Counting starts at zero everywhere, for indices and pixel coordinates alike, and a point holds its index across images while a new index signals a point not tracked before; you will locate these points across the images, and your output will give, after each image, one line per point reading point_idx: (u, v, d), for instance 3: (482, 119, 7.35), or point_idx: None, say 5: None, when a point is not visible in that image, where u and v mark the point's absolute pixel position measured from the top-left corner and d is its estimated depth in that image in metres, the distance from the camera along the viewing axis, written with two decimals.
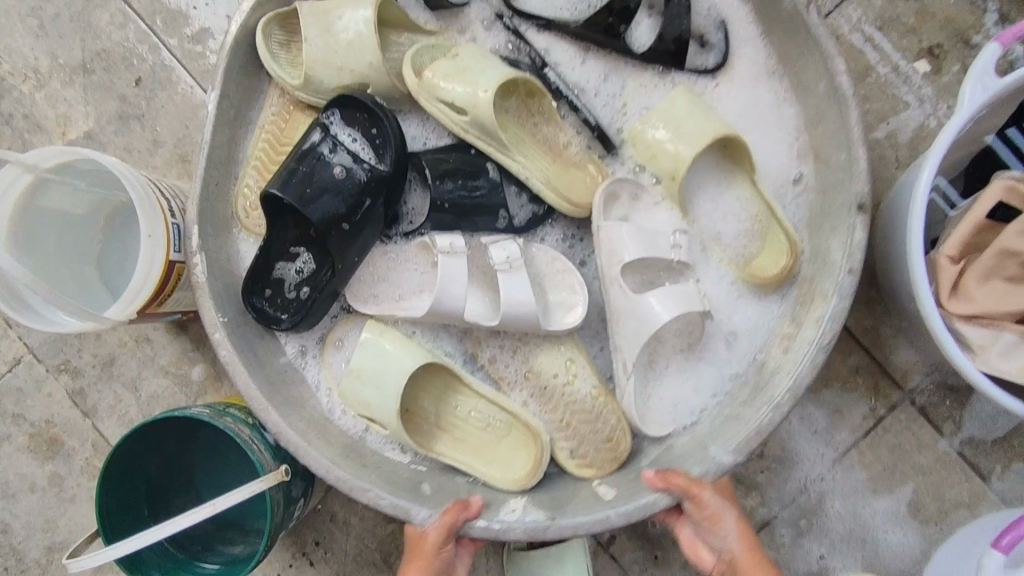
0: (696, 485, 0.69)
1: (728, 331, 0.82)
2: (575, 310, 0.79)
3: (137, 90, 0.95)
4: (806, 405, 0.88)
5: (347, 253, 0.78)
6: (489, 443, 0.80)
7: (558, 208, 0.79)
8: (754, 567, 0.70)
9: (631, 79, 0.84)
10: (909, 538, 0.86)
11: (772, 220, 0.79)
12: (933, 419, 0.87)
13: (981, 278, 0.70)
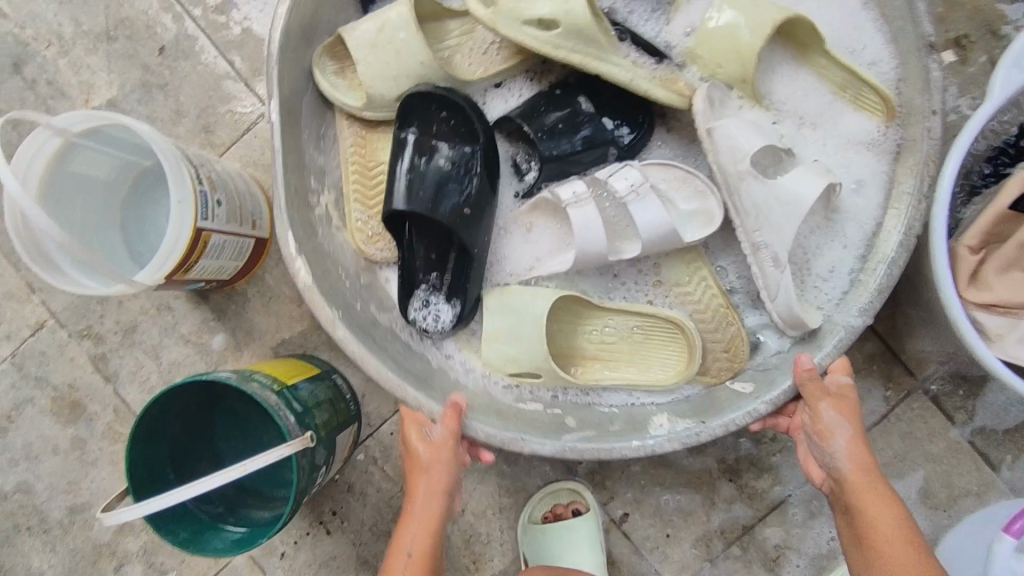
0: (813, 396, 0.69)
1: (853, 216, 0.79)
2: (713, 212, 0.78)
3: (160, 59, 0.95)
4: None
5: (479, 234, 0.80)
6: (639, 352, 0.83)
7: (673, 105, 0.77)
8: (866, 489, 0.66)
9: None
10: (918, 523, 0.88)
11: (858, 78, 0.78)
12: (946, 408, 0.88)
13: (1000, 268, 0.70)
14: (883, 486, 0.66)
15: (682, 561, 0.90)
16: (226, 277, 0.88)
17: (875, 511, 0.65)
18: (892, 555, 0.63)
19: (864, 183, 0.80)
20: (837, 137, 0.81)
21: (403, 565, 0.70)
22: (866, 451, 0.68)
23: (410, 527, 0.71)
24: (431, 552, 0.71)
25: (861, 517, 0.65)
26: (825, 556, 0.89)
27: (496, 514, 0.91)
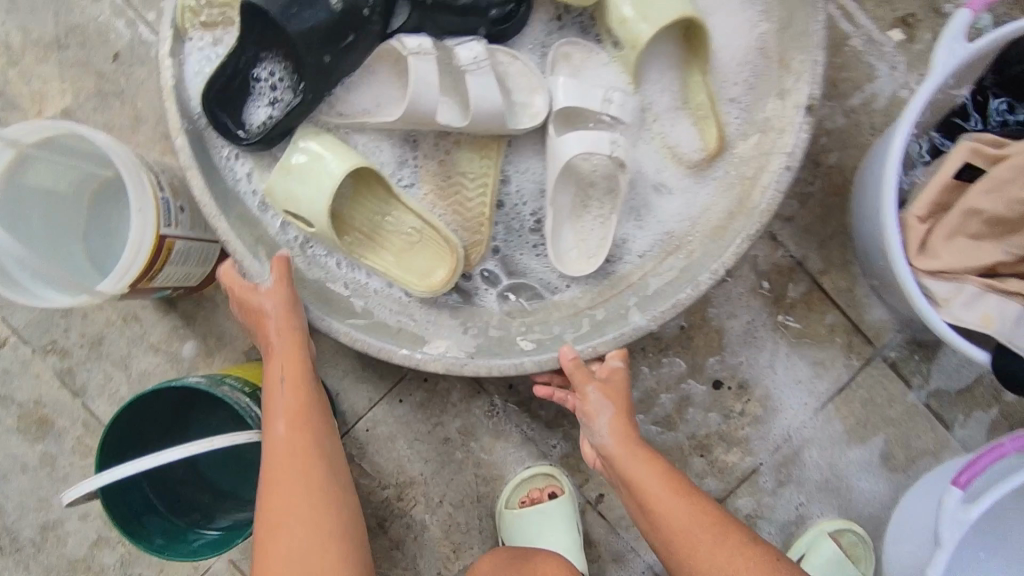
0: (581, 379, 0.72)
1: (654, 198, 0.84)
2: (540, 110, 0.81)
3: (115, 66, 0.94)
4: (789, 356, 0.92)
5: (328, 75, 0.78)
6: (408, 249, 0.82)
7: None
8: (628, 457, 0.71)
9: None
10: (881, 486, 0.91)
11: (711, 104, 0.82)
12: (903, 373, 0.92)
13: (947, 236, 0.74)
14: (640, 447, 0.72)
15: None
16: (193, 284, 0.88)
17: (642, 476, 0.70)
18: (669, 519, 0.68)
19: (664, 185, 0.84)
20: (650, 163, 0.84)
21: (281, 398, 0.71)
22: (629, 423, 0.74)
23: (278, 383, 0.71)
24: (303, 385, 0.72)
25: (628, 478, 0.71)
26: (795, 522, 0.92)
27: (475, 503, 0.92)
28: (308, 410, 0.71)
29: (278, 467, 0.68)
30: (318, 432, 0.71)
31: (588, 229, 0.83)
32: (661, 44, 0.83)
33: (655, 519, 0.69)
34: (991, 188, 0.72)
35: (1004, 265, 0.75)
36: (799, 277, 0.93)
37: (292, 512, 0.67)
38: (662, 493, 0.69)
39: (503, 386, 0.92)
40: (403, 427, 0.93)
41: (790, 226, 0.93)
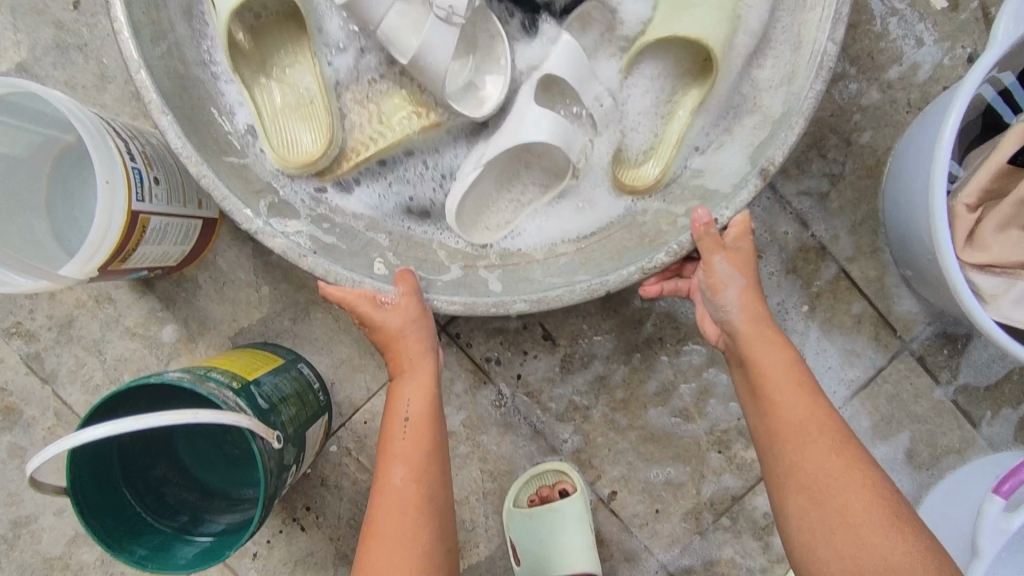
0: (715, 248, 0.64)
1: (581, 204, 0.76)
2: (485, 108, 0.73)
3: (76, 15, 0.83)
4: (819, 342, 0.87)
5: None
6: (283, 109, 0.74)
7: None
8: (757, 343, 0.64)
9: None
10: (903, 483, 0.87)
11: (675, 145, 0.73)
12: (931, 368, 0.87)
13: (997, 226, 0.68)
14: (783, 345, 0.64)
15: (671, 536, 0.86)
16: (171, 264, 0.79)
17: (767, 364, 0.63)
18: (806, 450, 0.60)
19: (591, 204, 0.76)
20: (597, 175, 0.76)
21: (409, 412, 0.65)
22: (761, 304, 0.66)
23: (408, 403, 0.65)
24: (430, 418, 0.65)
25: (770, 395, 0.62)
26: None
27: (480, 499, 0.87)
28: (433, 437, 0.65)
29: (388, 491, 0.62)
30: (434, 465, 0.64)
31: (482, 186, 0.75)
32: (678, 51, 0.74)
33: (778, 418, 0.61)
34: None
35: None
36: (827, 264, 0.87)
37: (381, 561, 0.59)
38: (800, 403, 0.61)
39: (511, 377, 0.86)
40: None
41: (820, 209, 0.87)
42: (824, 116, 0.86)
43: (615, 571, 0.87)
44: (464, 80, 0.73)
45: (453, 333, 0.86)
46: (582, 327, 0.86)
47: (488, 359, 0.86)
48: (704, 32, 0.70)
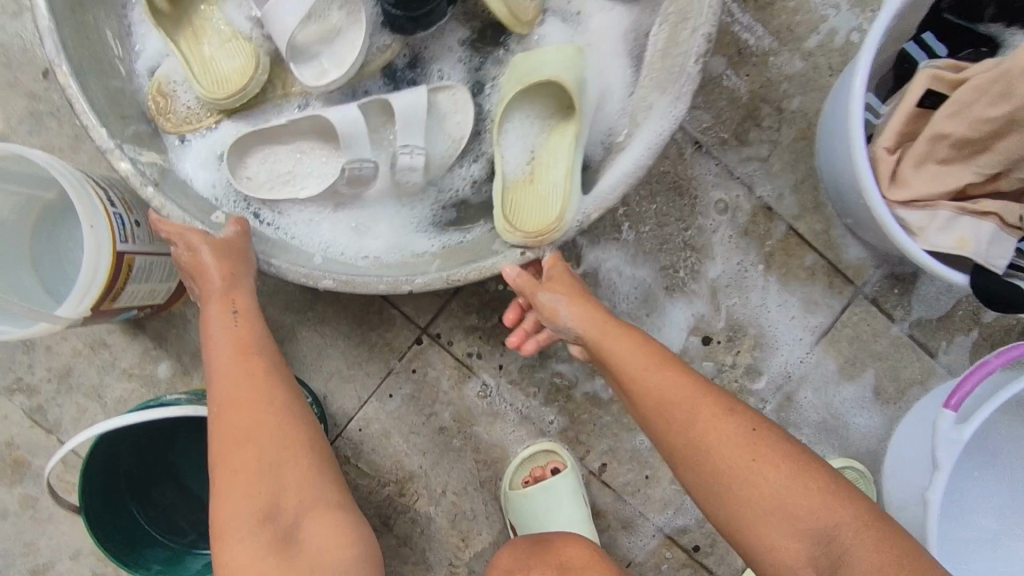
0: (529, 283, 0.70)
1: (354, 227, 0.81)
2: (323, 80, 0.78)
3: (46, 84, 0.89)
4: (779, 295, 0.93)
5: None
6: (195, 49, 0.79)
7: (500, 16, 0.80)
8: (607, 336, 0.67)
9: None
10: (875, 419, 0.92)
11: (532, 187, 0.75)
12: (885, 308, 0.93)
13: (916, 163, 0.73)
14: (616, 323, 0.68)
15: (664, 498, 0.91)
16: (159, 302, 0.84)
17: (619, 351, 0.66)
18: (680, 405, 0.62)
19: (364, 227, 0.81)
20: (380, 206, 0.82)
21: (223, 339, 0.67)
22: (593, 305, 0.70)
23: (228, 331, 0.68)
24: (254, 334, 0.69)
25: (641, 386, 0.64)
26: None
27: (478, 488, 0.90)
28: (257, 350, 0.68)
29: (229, 402, 0.64)
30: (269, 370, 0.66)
31: (279, 147, 0.79)
32: (540, 105, 0.78)
33: (644, 405, 0.64)
34: (953, 111, 0.70)
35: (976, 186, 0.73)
36: (774, 224, 0.93)
37: (236, 479, 0.61)
38: (661, 375, 0.64)
39: (493, 367, 0.91)
40: (396, 422, 0.91)
41: (761, 173, 0.93)
42: (754, 90, 0.93)
43: (616, 539, 0.90)
44: (315, 48, 0.79)
45: (434, 333, 0.91)
46: None
47: (470, 353, 0.91)
48: (558, 74, 0.75)
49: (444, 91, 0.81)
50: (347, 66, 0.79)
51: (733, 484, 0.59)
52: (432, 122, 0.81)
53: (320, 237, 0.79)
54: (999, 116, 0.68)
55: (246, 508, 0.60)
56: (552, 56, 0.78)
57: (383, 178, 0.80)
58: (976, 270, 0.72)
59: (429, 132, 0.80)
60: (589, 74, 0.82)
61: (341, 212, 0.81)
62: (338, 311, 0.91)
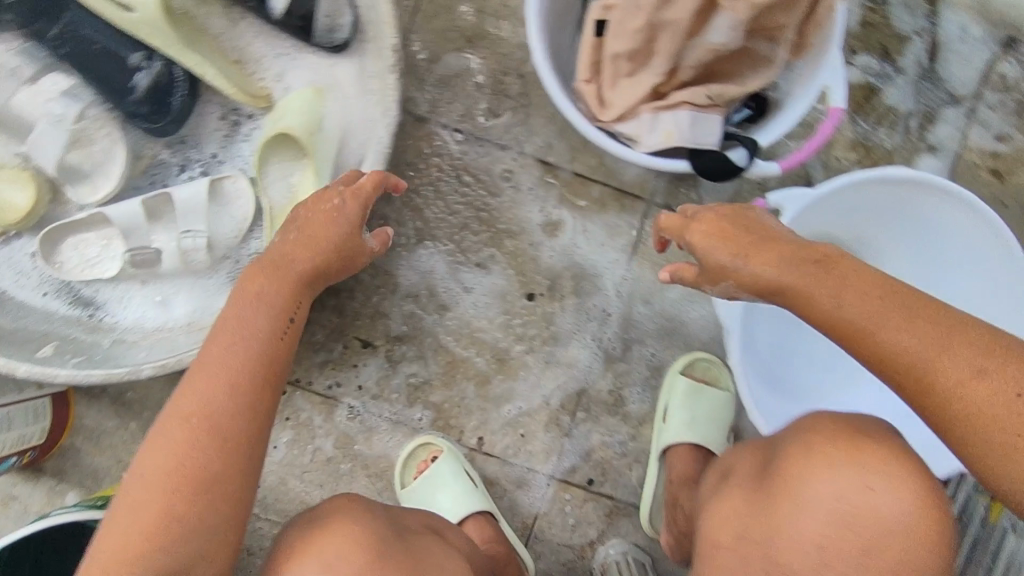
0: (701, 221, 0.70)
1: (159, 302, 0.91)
2: (99, 193, 0.90)
3: None
4: (583, 231, 0.98)
5: None
6: None
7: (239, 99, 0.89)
8: (746, 223, 0.68)
9: (295, 46, 0.91)
10: (706, 309, 0.99)
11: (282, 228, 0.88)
12: (680, 209, 0.98)
13: (612, 84, 0.78)
14: (730, 216, 0.70)
15: (545, 448, 0.98)
16: (37, 444, 0.91)
17: (757, 250, 0.65)
18: (849, 289, 0.59)
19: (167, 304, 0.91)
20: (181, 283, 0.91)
21: (239, 291, 0.68)
22: (710, 215, 0.70)
23: (260, 299, 0.67)
24: (283, 280, 0.69)
25: (784, 296, 0.63)
26: (655, 375, 0.98)
27: (379, 499, 0.98)
28: (272, 297, 0.67)
29: (209, 357, 0.62)
30: (268, 356, 0.64)
31: (85, 240, 0.90)
32: (290, 150, 0.88)
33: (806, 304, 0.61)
34: (617, 29, 0.74)
35: (665, 85, 0.77)
36: (556, 172, 0.98)
37: (168, 437, 0.58)
38: (802, 277, 0.61)
39: (354, 390, 0.98)
40: (288, 468, 0.98)
41: (529, 133, 0.98)
42: (494, 63, 0.97)
43: (517, 500, 0.98)
44: (86, 167, 0.89)
45: (292, 380, 0.98)
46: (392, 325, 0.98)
47: (330, 385, 0.98)
48: (290, 124, 0.86)
49: (224, 180, 0.90)
50: (116, 178, 0.90)
51: (994, 427, 0.51)
52: (216, 206, 0.90)
53: (133, 313, 0.91)
54: (643, 24, 0.72)
55: (156, 478, 0.56)
56: (294, 108, 0.88)
57: (172, 261, 0.88)
58: (693, 154, 0.76)
59: (211, 210, 0.90)
60: (327, 112, 0.89)
61: (148, 286, 0.91)
62: None
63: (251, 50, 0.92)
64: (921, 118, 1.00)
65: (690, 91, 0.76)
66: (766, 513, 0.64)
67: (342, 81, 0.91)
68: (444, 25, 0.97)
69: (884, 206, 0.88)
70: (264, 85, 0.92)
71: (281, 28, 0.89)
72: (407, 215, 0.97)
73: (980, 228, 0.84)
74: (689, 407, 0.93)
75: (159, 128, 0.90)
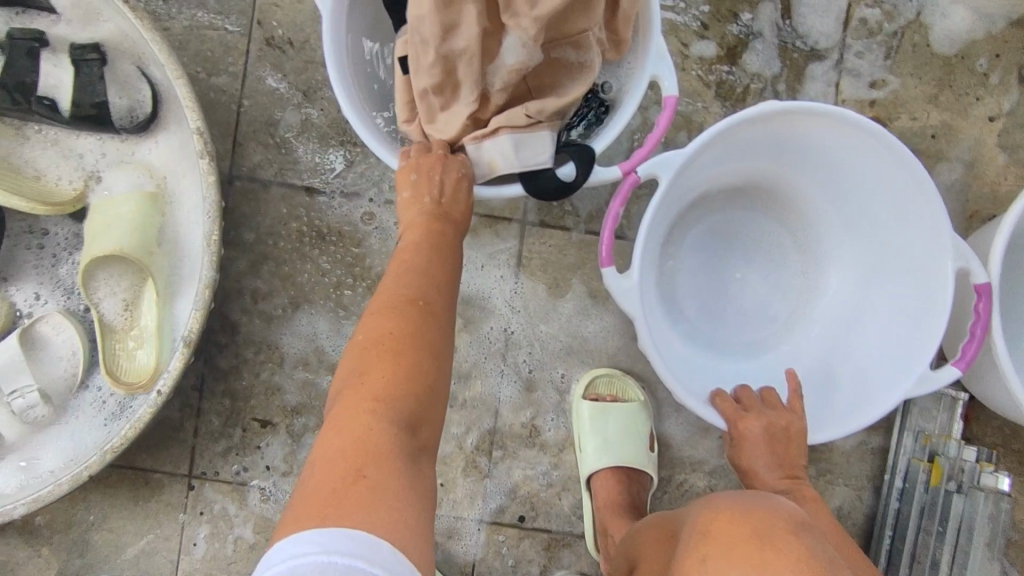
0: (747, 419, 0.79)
1: (22, 463, 0.85)
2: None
3: None
4: (463, 264, 0.94)
5: None
6: None
7: (40, 213, 0.82)
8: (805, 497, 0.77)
9: (106, 142, 0.88)
10: (605, 319, 0.95)
11: (125, 336, 0.86)
12: (557, 222, 0.95)
13: (430, 118, 0.72)
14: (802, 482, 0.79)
15: (468, 493, 0.94)
16: None
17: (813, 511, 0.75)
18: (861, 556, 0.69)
19: (31, 463, 0.85)
20: (41, 438, 0.85)
21: (426, 238, 0.67)
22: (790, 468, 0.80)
23: (432, 246, 0.67)
24: (444, 242, 0.68)
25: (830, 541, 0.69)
26: (565, 396, 0.94)
27: None
28: (437, 253, 0.66)
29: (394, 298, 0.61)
30: (440, 293, 0.63)
31: None
32: (122, 264, 0.86)
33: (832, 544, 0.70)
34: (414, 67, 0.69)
35: (483, 109, 0.70)
36: None
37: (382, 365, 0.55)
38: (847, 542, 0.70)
39: (263, 471, 0.94)
40: (212, 563, 0.94)
41: (386, 177, 0.94)
42: (337, 115, 0.94)
43: (451, 552, 0.94)
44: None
45: (199, 473, 0.94)
46: (288, 399, 0.94)
47: (237, 471, 0.94)
48: (120, 244, 0.82)
49: (43, 321, 0.86)
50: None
51: None
52: (39, 354, 0.86)
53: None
54: (436, 58, 0.67)
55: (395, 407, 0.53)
56: (123, 210, 0.85)
57: (13, 423, 0.84)
58: (525, 177, 0.71)
59: (33, 359, 0.85)
60: (165, 206, 0.87)
61: (8, 455, 0.85)
62: (112, 502, 0.94)
63: (51, 158, 0.87)
64: (788, 80, 0.95)
65: (509, 113, 0.69)
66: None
67: (175, 177, 0.88)
68: (275, 86, 0.94)
69: (791, 152, 0.84)
70: (74, 187, 0.87)
71: (79, 126, 0.86)
72: (279, 283, 0.94)
73: (876, 151, 0.78)
74: (601, 426, 0.90)
75: None
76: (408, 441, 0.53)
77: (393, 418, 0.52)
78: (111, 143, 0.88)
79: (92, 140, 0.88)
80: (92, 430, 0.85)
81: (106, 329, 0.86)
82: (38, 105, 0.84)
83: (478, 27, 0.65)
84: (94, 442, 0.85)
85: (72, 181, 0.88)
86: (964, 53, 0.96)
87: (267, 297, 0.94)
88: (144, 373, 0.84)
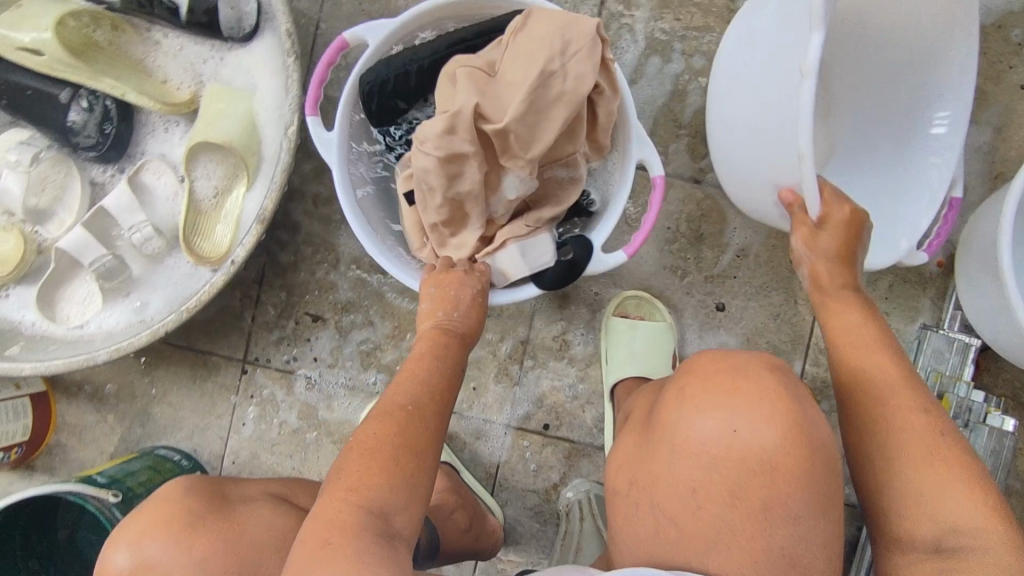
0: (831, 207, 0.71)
1: (138, 304, 0.98)
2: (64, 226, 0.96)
3: None
4: None
5: None
6: None
7: (161, 111, 0.93)
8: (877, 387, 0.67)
9: (211, 47, 0.98)
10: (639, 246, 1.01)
11: (216, 208, 0.95)
12: None
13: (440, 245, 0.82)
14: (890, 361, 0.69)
15: (498, 398, 1.01)
16: (23, 439, 0.97)
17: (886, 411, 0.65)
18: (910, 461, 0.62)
19: (142, 304, 0.97)
20: (151, 282, 0.98)
21: (435, 357, 0.75)
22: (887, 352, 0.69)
23: (442, 358, 0.76)
24: (456, 361, 0.77)
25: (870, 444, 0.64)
26: (596, 315, 1.01)
27: None
28: (448, 372, 0.74)
29: (391, 405, 0.69)
30: (436, 403, 0.71)
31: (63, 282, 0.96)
32: (219, 153, 0.93)
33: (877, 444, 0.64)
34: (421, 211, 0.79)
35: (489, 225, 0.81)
36: None
37: (371, 462, 0.62)
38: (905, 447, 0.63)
39: (310, 362, 1.02)
40: (257, 443, 1.02)
41: None
42: None
43: (477, 453, 1.01)
44: (49, 208, 0.96)
45: (253, 359, 1.03)
46: (340, 297, 1.02)
47: (288, 360, 1.02)
48: (221, 132, 0.92)
49: (149, 168, 0.97)
50: (76, 209, 0.96)
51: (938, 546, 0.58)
52: (144, 199, 0.96)
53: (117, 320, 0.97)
54: (442, 204, 0.76)
55: (376, 493, 0.61)
56: (222, 104, 0.94)
57: (135, 258, 0.96)
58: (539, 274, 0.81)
59: (145, 204, 0.96)
60: (256, 104, 0.96)
61: (126, 294, 0.98)
62: (173, 378, 1.03)
63: (166, 61, 0.97)
64: None
65: (511, 226, 0.81)
66: (648, 457, 0.64)
67: (266, 79, 0.96)
68: (352, 13, 1.03)
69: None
70: (190, 90, 0.97)
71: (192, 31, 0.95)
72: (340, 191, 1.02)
73: None
74: (626, 341, 0.96)
75: (102, 151, 0.96)
76: (378, 524, 0.59)
77: (369, 501, 0.60)
78: (217, 49, 0.98)
79: (201, 43, 0.98)
80: (191, 278, 0.97)
81: (195, 205, 0.93)
82: (160, 9, 0.94)
83: (481, 173, 0.74)
84: (196, 287, 0.96)
85: (180, 85, 0.97)
86: (1000, 23, 1.01)
87: (328, 203, 1.02)
88: (228, 245, 0.93)
